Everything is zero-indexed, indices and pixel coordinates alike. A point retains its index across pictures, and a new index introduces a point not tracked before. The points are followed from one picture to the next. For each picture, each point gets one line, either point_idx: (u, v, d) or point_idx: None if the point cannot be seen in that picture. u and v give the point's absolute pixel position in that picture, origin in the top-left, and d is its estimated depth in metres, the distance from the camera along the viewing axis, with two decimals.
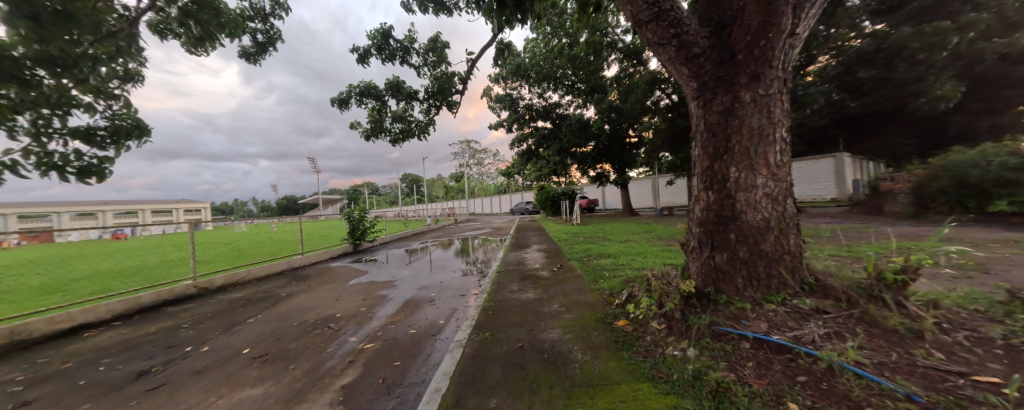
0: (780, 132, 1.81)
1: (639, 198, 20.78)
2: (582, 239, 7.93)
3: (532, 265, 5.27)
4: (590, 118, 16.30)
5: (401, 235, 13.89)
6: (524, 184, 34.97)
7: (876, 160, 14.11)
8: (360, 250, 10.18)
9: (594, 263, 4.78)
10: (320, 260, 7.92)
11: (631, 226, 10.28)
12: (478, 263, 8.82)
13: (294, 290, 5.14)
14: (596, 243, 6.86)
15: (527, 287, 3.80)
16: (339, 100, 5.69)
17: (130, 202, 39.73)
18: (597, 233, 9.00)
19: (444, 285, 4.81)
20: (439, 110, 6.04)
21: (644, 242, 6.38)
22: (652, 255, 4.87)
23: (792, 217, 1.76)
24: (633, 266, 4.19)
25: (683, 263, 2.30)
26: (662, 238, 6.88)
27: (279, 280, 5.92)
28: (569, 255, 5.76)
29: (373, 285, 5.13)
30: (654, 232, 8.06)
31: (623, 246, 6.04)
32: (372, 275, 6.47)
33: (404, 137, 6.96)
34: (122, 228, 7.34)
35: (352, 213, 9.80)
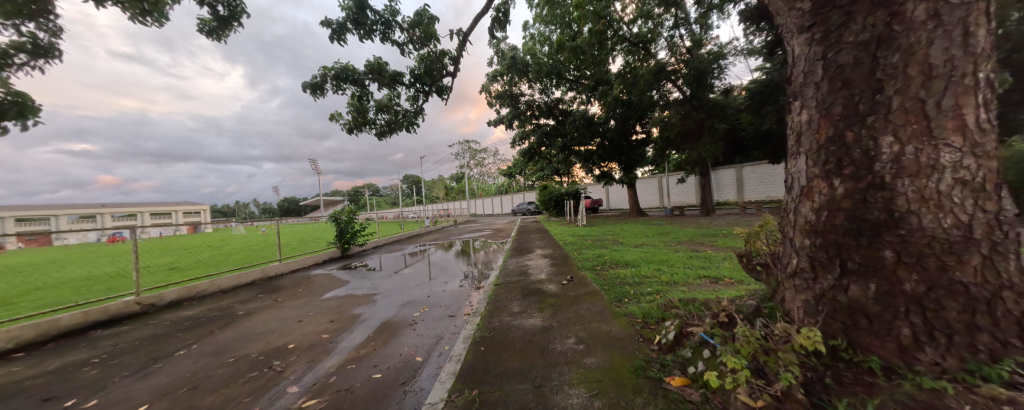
0: (984, 70, 1.02)
1: (646, 198, 19.97)
2: (591, 243, 7.13)
3: (536, 275, 4.48)
4: (593, 114, 15.51)
5: (396, 238, 13.12)
6: (526, 184, 34.20)
7: None
8: (350, 254, 9.40)
9: (610, 275, 3.98)
10: (299, 268, 7.17)
11: (641, 227, 9.51)
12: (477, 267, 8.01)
13: (257, 305, 4.37)
14: (608, 249, 6.06)
15: (531, 308, 3.00)
16: (312, 84, 5.02)
17: (128, 205, 39.36)
18: (606, 236, 8.18)
19: (432, 301, 4.03)
20: (428, 97, 5.35)
21: (664, 248, 5.56)
22: (680, 265, 4.07)
23: (1015, 221, 0.97)
24: (660, 281, 3.39)
25: (775, 290, 1.52)
26: (682, 242, 6.09)
27: (246, 291, 5.17)
28: (579, 263, 4.96)
29: (351, 300, 4.37)
30: (671, 235, 7.23)
31: (642, 253, 5.23)
32: (357, 284, 5.72)
33: (391, 130, 6.25)
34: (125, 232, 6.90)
35: (339, 215, 9.04)
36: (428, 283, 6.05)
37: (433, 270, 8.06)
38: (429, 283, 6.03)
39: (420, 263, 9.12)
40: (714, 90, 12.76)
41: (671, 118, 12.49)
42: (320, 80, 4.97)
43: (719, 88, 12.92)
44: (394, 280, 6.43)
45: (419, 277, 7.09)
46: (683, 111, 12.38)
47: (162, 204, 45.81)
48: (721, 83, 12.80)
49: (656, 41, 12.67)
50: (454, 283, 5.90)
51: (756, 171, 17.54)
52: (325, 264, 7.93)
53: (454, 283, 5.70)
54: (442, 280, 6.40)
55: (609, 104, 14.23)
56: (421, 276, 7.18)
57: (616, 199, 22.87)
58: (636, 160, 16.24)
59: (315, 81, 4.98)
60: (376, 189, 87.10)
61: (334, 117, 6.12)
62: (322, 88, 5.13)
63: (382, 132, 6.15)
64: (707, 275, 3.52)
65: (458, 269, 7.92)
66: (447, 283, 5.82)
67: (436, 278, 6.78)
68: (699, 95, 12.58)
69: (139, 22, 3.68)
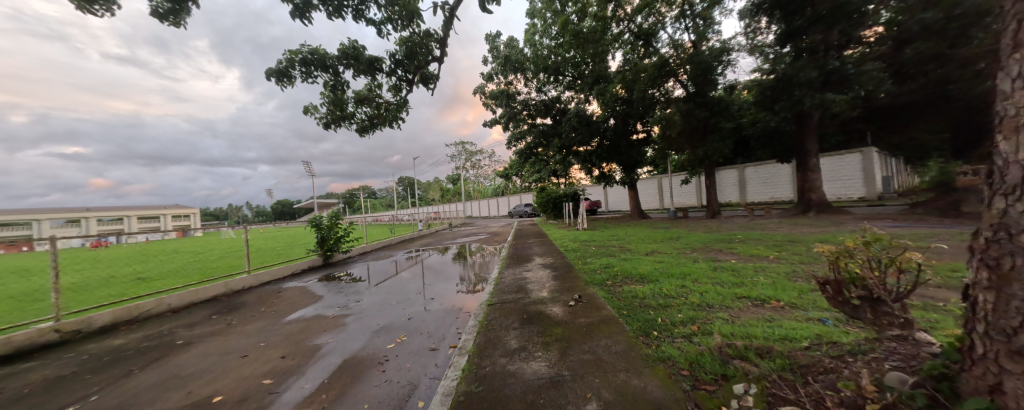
0: None
1: (647, 199, 19.47)
2: (596, 249, 6.49)
3: (536, 292, 3.84)
4: (592, 114, 14.94)
5: (387, 243, 12.42)
6: (522, 186, 33.57)
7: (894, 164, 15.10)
8: (333, 262, 8.68)
9: (626, 293, 3.36)
10: (271, 280, 6.46)
11: (647, 231, 8.95)
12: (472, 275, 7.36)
13: (203, 331, 3.65)
14: (616, 257, 5.43)
15: (531, 345, 2.33)
16: (275, 71, 4.19)
17: (115, 209, 38.31)
18: (611, 241, 7.54)
19: (412, 326, 3.35)
20: (412, 87, 4.71)
21: (680, 257, 4.93)
22: (709, 281, 3.44)
23: None
24: (689, 304, 2.76)
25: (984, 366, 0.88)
26: (700, 250, 5.49)
27: (200, 311, 4.47)
28: (586, 276, 4.32)
29: (317, 324, 3.67)
30: (682, 241, 6.62)
31: (657, 263, 4.59)
32: (333, 300, 5.02)
33: (373, 125, 5.58)
34: (109, 237, 6.47)
35: (321, 219, 8.32)
36: (415, 296, 5.38)
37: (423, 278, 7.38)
38: (416, 296, 5.37)
39: (411, 269, 8.44)
40: (717, 89, 12.17)
41: (671, 116, 11.81)
42: (287, 65, 4.17)
43: (723, 84, 12.27)
44: (378, 293, 5.74)
45: (407, 287, 6.42)
46: (685, 107, 11.72)
47: (151, 208, 44.73)
48: (724, 80, 12.19)
49: (657, 34, 12.22)
50: (444, 295, 5.24)
51: (759, 171, 17.06)
52: (304, 274, 7.23)
53: (445, 297, 5.04)
54: (431, 291, 5.74)
55: (608, 103, 13.66)
56: (411, 286, 6.52)
57: (616, 201, 22.39)
58: (637, 161, 15.62)
59: (281, 66, 4.18)
60: (371, 191, 86.01)
61: (308, 110, 5.38)
62: (290, 75, 4.32)
63: (363, 128, 5.48)
64: (746, 295, 2.90)
65: (451, 276, 7.27)
66: (436, 296, 5.16)
67: (425, 288, 6.11)
68: (702, 92, 11.96)
69: (87, 10, 3.02)
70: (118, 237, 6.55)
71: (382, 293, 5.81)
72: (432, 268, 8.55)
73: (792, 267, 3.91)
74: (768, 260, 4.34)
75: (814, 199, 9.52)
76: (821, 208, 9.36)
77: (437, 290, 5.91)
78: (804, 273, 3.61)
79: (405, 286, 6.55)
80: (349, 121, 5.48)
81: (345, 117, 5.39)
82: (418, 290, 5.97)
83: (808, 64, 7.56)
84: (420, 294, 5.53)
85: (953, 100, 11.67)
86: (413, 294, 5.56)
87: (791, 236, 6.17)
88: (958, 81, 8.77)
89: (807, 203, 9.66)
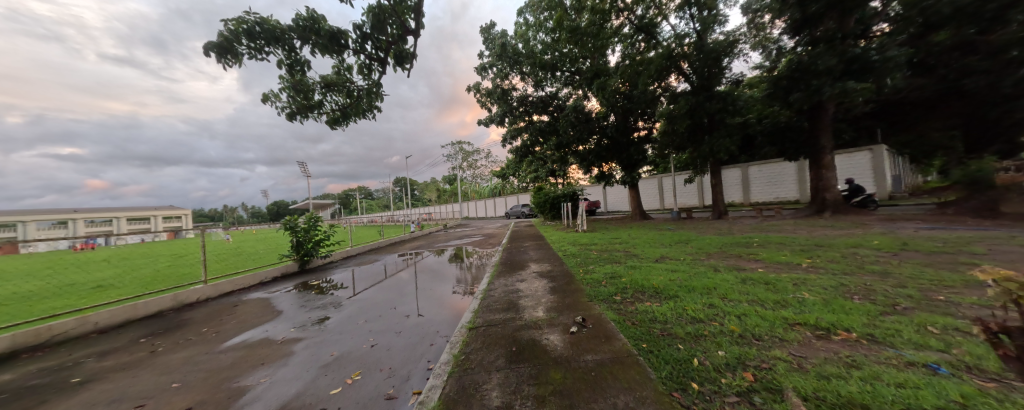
0: None
1: (647, 199, 18.92)
2: (599, 255, 5.83)
3: (529, 311, 3.16)
4: (590, 110, 14.32)
5: (375, 246, 11.67)
6: (520, 186, 32.98)
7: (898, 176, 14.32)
8: (311, 268, 7.96)
9: (640, 314, 2.69)
10: (234, 291, 5.78)
11: (653, 234, 8.33)
12: (462, 282, 6.67)
13: (118, 363, 2.96)
14: (621, 264, 4.78)
15: (518, 403, 1.64)
16: (216, 44, 3.41)
17: (103, 210, 37.41)
18: (613, 245, 6.92)
19: (372, 357, 2.68)
20: (385, 69, 3.98)
21: (696, 265, 4.29)
22: (744, 298, 2.78)
23: None
24: (726, 334, 2.10)
25: None
26: (717, 256, 4.86)
27: (130, 333, 3.75)
28: (588, 290, 3.64)
29: (258, 353, 2.96)
30: (693, 245, 6.00)
31: (671, 273, 3.94)
32: (296, 316, 4.34)
33: (345, 116, 4.85)
34: (95, 238, 6.05)
35: (296, 222, 7.64)
36: (394, 307, 4.72)
37: (409, 284, 6.72)
38: (396, 308, 4.71)
39: (400, 275, 7.76)
40: (720, 85, 11.78)
41: (677, 109, 11.10)
42: (230, 38, 3.40)
43: (728, 78, 11.76)
44: (353, 304, 5.06)
45: (391, 296, 5.76)
46: (694, 100, 10.95)
47: (139, 209, 43.64)
48: (729, 74, 11.69)
49: (659, 24, 11.64)
50: (429, 308, 4.56)
51: (764, 170, 16.50)
52: (275, 283, 6.54)
53: (429, 310, 4.37)
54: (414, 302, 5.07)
55: (607, 98, 12.96)
56: (395, 294, 5.86)
57: (615, 201, 21.82)
58: (637, 159, 14.88)
59: (224, 39, 3.39)
60: (367, 192, 84.94)
61: (267, 98, 4.64)
62: (236, 52, 3.56)
63: (333, 119, 4.74)
64: (799, 320, 2.24)
65: (441, 284, 6.60)
66: (418, 310, 4.48)
67: (409, 298, 5.45)
68: (707, 86, 11.48)
69: None
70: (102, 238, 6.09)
71: (356, 304, 5.11)
72: (421, 273, 7.88)
73: (834, 278, 3.29)
74: (802, 270, 3.70)
75: (829, 199, 8.95)
76: (837, 208, 8.79)
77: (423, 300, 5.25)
78: (853, 287, 2.98)
79: (388, 294, 5.89)
80: (316, 111, 4.75)
81: (311, 107, 4.66)
82: (400, 299, 5.31)
83: (826, 52, 6.97)
84: (401, 305, 4.86)
85: (969, 95, 11.18)
86: (393, 306, 4.88)
87: (814, 239, 5.58)
88: (979, 74, 8.26)
89: (820, 203, 9.08)
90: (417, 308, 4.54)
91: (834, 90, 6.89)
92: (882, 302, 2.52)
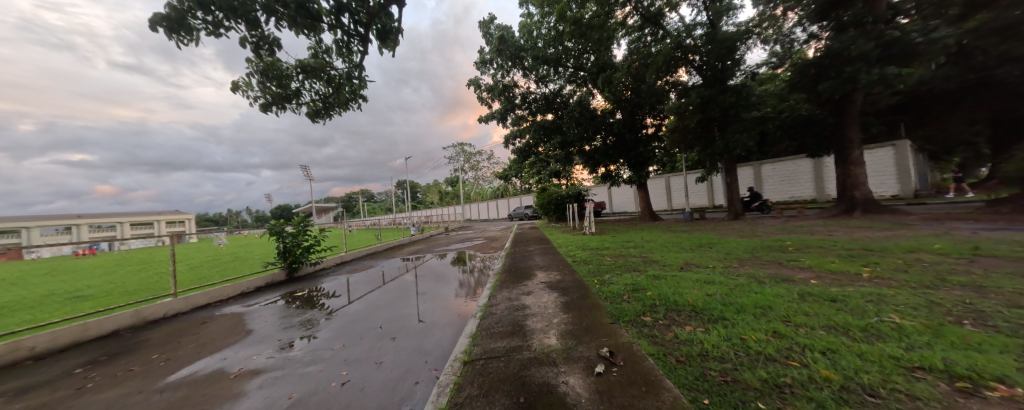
0: None
1: (655, 200, 18.27)
2: (614, 261, 5.22)
3: (540, 337, 2.55)
4: (595, 107, 13.72)
5: (372, 250, 11.13)
6: (522, 187, 32.46)
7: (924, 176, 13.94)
8: (300, 276, 7.42)
9: (686, 345, 2.07)
10: (210, 303, 5.24)
11: (668, 236, 7.72)
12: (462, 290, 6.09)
13: (29, 405, 2.37)
14: (643, 274, 4.16)
15: None
16: (165, 18, 2.86)
17: (105, 215, 37.48)
18: (627, 249, 6.34)
19: (339, 403, 2.07)
20: (367, 48, 3.45)
21: (732, 275, 3.67)
22: (820, 325, 2.15)
23: None
24: (824, 385, 1.49)
25: None
26: (751, 263, 4.24)
27: (69, 360, 3.19)
28: (610, 307, 3.04)
29: (201, 393, 2.36)
30: (718, 250, 5.39)
31: (705, 285, 3.33)
32: (269, 334, 3.76)
33: (327, 106, 4.34)
34: (97, 243, 5.74)
35: (283, 227, 7.08)
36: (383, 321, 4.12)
37: (404, 290, 6.16)
38: (385, 321, 4.11)
39: (397, 281, 7.20)
40: (734, 79, 11.17)
41: (688, 101, 10.39)
42: (180, 9, 2.85)
43: (740, 72, 11.22)
44: (338, 318, 4.47)
45: (382, 304, 5.19)
46: (707, 92, 10.29)
47: (140, 214, 43.52)
48: (743, 66, 11.09)
49: (668, 15, 10.97)
50: (421, 323, 3.96)
51: (778, 168, 15.79)
52: (258, 293, 5.99)
53: (421, 326, 3.77)
54: (407, 313, 4.50)
55: (614, 93, 12.33)
56: (386, 303, 5.28)
57: (621, 202, 21.19)
58: (646, 158, 14.19)
59: (173, 10, 2.83)
60: (369, 194, 84.78)
61: (236, 86, 4.09)
62: (191, 28, 3.01)
63: (313, 110, 4.21)
64: (918, 363, 1.61)
65: (440, 291, 6.06)
66: (409, 325, 3.88)
67: (402, 307, 4.87)
68: (720, 78, 10.87)
69: None
70: (103, 244, 5.77)
71: (342, 318, 4.53)
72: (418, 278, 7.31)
73: (913, 293, 2.66)
74: (865, 281, 3.08)
75: (859, 196, 8.30)
76: (867, 206, 8.14)
77: (416, 310, 4.68)
78: (949, 306, 2.35)
79: (379, 302, 5.31)
80: (294, 101, 4.22)
81: (287, 96, 4.12)
82: (391, 309, 4.73)
83: (860, 35, 6.31)
84: (391, 318, 4.27)
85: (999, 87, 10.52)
86: (381, 318, 4.28)
87: (859, 242, 4.94)
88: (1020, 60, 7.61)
89: (849, 202, 8.43)
90: (408, 323, 3.95)
91: (872, 77, 6.21)
92: (1013, 331, 1.89)
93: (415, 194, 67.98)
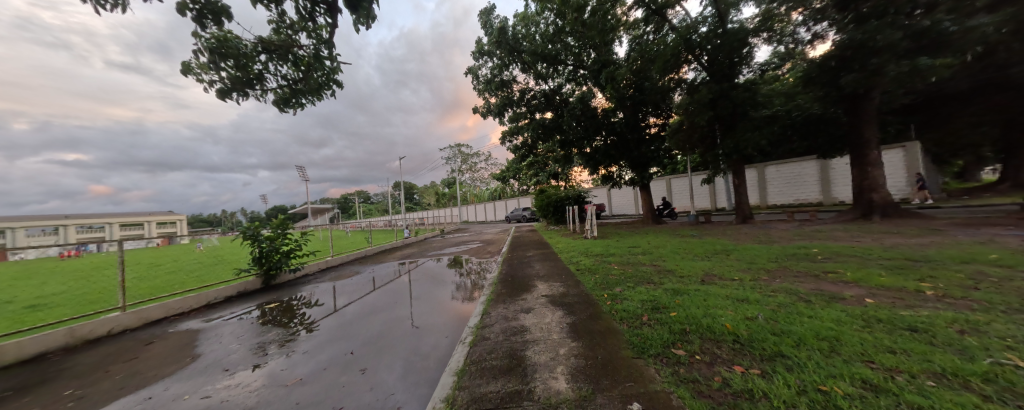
0: None
1: (657, 202, 17.77)
2: (623, 272, 4.64)
3: (546, 378, 1.97)
4: (597, 105, 13.22)
5: (362, 254, 10.49)
6: (520, 189, 31.92)
7: (934, 179, 13.66)
8: (278, 284, 6.80)
9: (746, 401, 1.50)
10: (166, 318, 4.63)
11: (677, 241, 7.18)
12: (455, 299, 5.51)
13: None
14: (660, 288, 3.58)
15: None
16: None
17: (91, 216, 36.42)
18: (635, 256, 5.80)
19: None
20: (335, 21, 2.93)
21: (768, 292, 3.10)
22: (930, 375, 1.55)
23: None
24: None
25: None
26: (783, 276, 3.69)
27: None
28: (629, 333, 2.47)
29: None
30: (738, 259, 4.84)
31: (740, 304, 2.77)
32: (220, 358, 3.15)
33: (296, 93, 3.83)
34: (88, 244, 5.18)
35: (258, 230, 6.46)
36: (358, 342, 3.54)
37: (393, 300, 5.59)
38: (359, 342, 3.53)
39: (387, 287, 6.65)
40: (741, 76, 10.69)
41: (698, 97, 9.76)
42: None
43: (748, 70, 10.73)
44: (309, 336, 3.87)
45: (362, 318, 4.60)
46: (717, 88, 9.71)
47: (128, 215, 42.43)
48: (750, 64, 10.65)
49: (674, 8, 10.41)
50: (400, 345, 3.38)
51: (783, 170, 15.37)
52: (227, 306, 5.38)
53: (399, 350, 3.18)
54: (388, 331, 3.92)
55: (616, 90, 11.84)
56: (367, 315, 4.69)
57: (621, 204, 20.69)
58: (649, 159, 13.70)
59: None
60: (365, 195, 83.87)
61: (189, 68, 3.61)
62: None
63: (280, 98, 3.72)
64: None
65: (430, 300, 5.47)
66: (387, 348, 3.30)
67: (383, 322, 4.30)
68: (728, 75, 10.39)
69: None
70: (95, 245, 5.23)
71: (314, 335, 3.92)
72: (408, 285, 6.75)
73: (1012, 320, 2.10)
74: (938, 302, 2.52)
75: (877, 200, 7.83)
76: (887, 209, 7.69)
77: (398, 326, 4.10)
78: None
79: (360, 315, 4.74)
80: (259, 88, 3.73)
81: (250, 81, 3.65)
82: (371, 326, 4.15)
83: (886, 24, 5.83)
84: (368, 338, 3.68)
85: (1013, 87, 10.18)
86: (357, 337, 3.70)
87: (896, 251, 4.43)
88: None
89: (867, 205, 7.97)
90: (384, 346, 3.36)
91: (902, 68, 5.71)
92: None
93: (412, 195, 67.23)
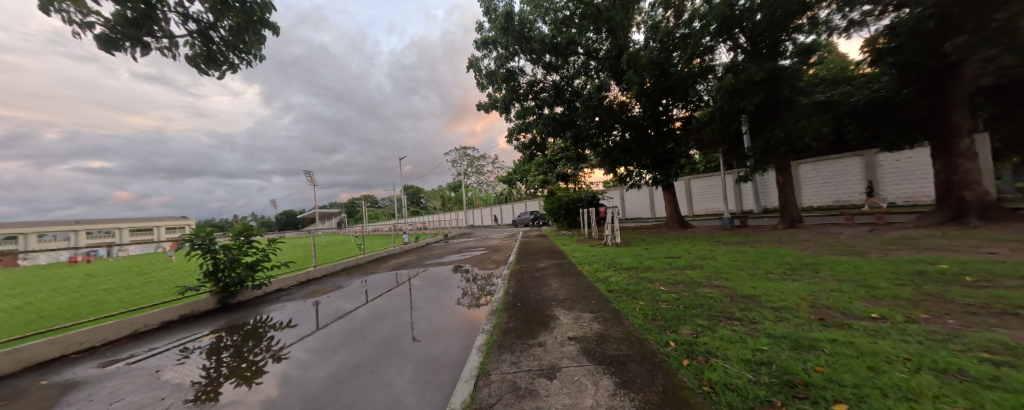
0: None
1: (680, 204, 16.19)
2: (678, 298, 3.30)
3: None
4: (614, 97, 11.90)
5: (351, 264, 9.26)
6: (527, 192, 30.60)
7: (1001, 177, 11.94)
8: (239, 303, 5.63)
9: None
10: (69, 356, 3.52)
11: (726, 251, 5.76)
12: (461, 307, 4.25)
13: None
14: (760, 335, 2.25)
15: None
16: None
17: (96, 222, 36.31)
18: (683, 272, 4.44)
19: None
20: None
21: (977, 353, 1.76)
22: None
23: None
24: None
25: None
26: (961, 316, 2.29)
27: None
28: None
29: None
30: (838, 278, 3.48)
31: (977, 391, 1.42)
32: None
33: (218, 42, 2.78)
34: None
35: (211, 240, 5.27)
36: (316, 377, 2.34)
37: (390, 308, 4.42)
38: (311, 382, 2.28)
39: (382, 295, 5.47)
40: (785, 57, 9.21)
41: (744, 77, 8.21)
42: None
43: (792, 48, 9.22)
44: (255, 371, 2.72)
45: (340, 335, 3.43)
46: (766, 66, 8.19)
47: (136, 220, 42.42)
48: (795, 43, 9.16)
49: None
50: (363, 390, 2.07)
51: (822, 168, 13.73)
52: (161, 334, 4.24)
53: (359, 403, 1.87)
54: (366, 355, 2.73)
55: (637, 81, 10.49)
56: (347, 332, 3.52)
57: (637, 207, 19.17)
58: (673, 155, 12.23)
59: None
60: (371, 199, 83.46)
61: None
62: None
63: (197, 46, 2.70)
64: None
65: (436, 308, 4.26)
66: (341, 397, 2.00)
67: (358, 344, 3.06)
68: (769, 55, 8.99)
69: None
70: None
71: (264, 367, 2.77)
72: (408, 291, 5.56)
73: None
74: None
75: (971, 198, 6.40)
76: (984, 210, 6.27)
77: (375, 350, 2.85)
78: None
79: (331, 334, 3.51)
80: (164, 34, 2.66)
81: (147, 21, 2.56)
82: (346, 348, 2.96)
83: None
84: (331, 372, 2.47)
85: None
86: (316, 371, 2.50)
87: None
88: None
89: (957, 205, 6.52)
90: (346, 388, 2.11)
91: None
92: None
93: (417, 199, 66.48)
